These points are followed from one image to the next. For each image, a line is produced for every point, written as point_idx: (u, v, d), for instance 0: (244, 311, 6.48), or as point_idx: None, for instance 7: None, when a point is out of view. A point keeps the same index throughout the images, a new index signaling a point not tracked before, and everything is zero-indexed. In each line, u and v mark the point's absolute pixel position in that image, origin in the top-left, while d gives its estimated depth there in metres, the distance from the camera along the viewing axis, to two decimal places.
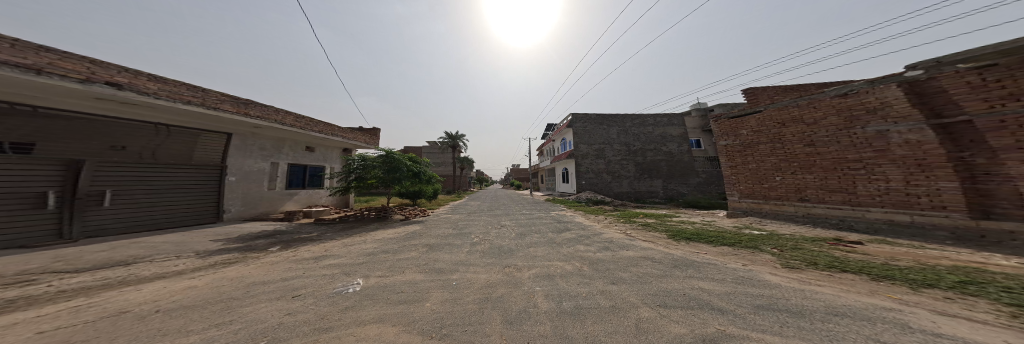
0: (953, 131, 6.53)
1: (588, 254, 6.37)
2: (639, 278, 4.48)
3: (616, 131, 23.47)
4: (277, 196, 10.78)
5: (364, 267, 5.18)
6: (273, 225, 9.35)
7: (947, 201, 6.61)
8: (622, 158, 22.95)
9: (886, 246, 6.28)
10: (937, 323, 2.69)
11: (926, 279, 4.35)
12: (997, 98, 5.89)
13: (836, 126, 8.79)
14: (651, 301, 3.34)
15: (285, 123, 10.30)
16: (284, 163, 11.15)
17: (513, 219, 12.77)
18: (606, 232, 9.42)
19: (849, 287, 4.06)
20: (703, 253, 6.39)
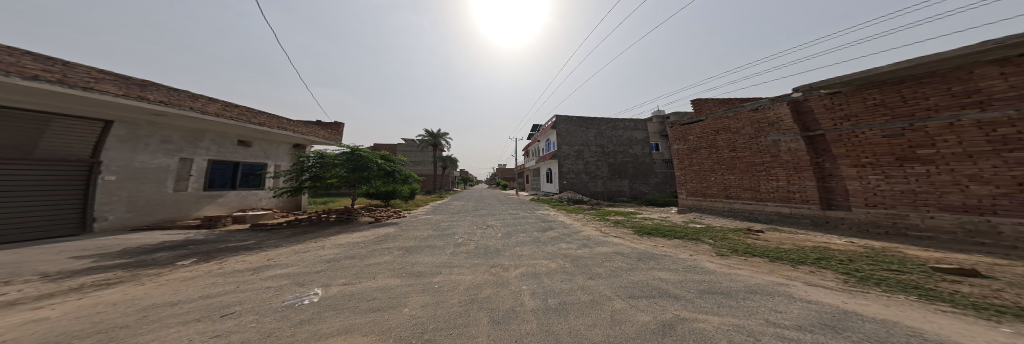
0: (816, 142, 8.41)
1: (570, 251, 6.56)
2: (612, 273, 4.81)
3: (594, 134, 24.84)
4: (187, 198, 9.13)
5: (322, 276, 4.53)
6: (183, 233, 7.87)
7: (809, 197, 8.45)
8: (597, 159, 24.37)
9: (778, 233, 7.80)
10: (813, 292, 3.50)
11: (798, 258, 5.57)
12: (839, 118, 7.68)
13: (749, 135, 10.45)
14: (626, 295, 3.62)
15: (204, 111, 8.73)
16: (200, 159, 9.44)
17: (501, 219, 12.62)
18: (584, 230, 9.83)
19: (758, 268, 5.00)
20: (660, 246, 7.13)
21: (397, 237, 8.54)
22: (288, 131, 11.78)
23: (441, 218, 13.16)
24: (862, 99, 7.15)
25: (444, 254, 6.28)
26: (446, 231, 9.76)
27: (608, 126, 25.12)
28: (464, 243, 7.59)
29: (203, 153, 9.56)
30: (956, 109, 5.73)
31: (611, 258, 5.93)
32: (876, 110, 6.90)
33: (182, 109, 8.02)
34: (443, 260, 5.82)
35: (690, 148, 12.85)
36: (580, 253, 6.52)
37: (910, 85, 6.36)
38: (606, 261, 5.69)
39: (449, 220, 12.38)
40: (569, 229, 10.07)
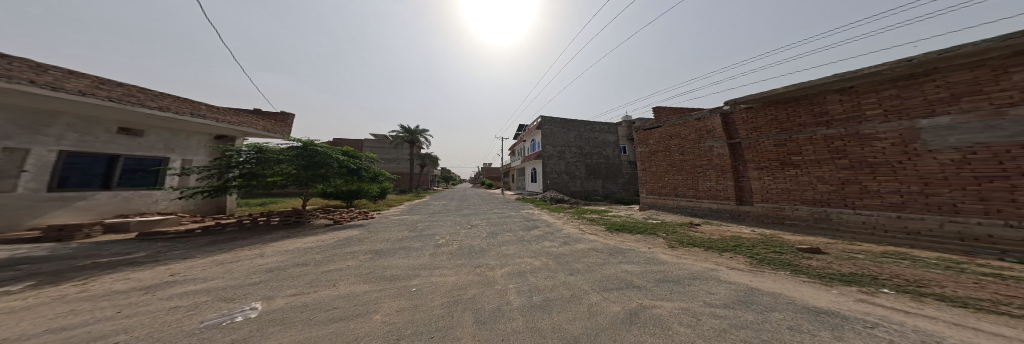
0: (736, 149, 9.86)
1: (552, 248, 5.95)
2: (595, 264, 4.74)
3: (575, 134, 25.44)
4: (17, 202, 6.11)
5: (265, 285, 2.99)
6: (25, 240, 5.61)
7: (724, 193, 9.95)
8: (575, 158, 24.90)
9: (713, 225, 8.46)
10: (761, 278, 3.77)
11: (728, 246, 5.99)
12: (751, 129, 8.26)
13: (692, 141, 11.31)
14: (608, 284, 3.63)
15: (58, 86, 5.85)
16: (40, 148, 6.43)
17: (485, 215, 11.78)
18: (563, 228, 9.04)
19: (693, 256, 5.41)
20: (626, 241, 7.01)
21: (359, 231, 7.35)
22: (207, 119, 8.98)
23: (417, 213, 11.88)
24: (770, 114, 7.73)
25: (422, 248, 5.52)
26: (419, 224, 8.70)
27: (588, 128, 25.88)
28: (443, 238, 6.88)
29: (50, 142, 6.60)
30: (811, 126, 6.81)
31: (596, 251, 5.80)
32: (779, 125, 7.54)
33: (15, 83, 5.21)
34: (421, 252, 5.23)
35: (651, 152, 12.78)
36: (571, 246, 6.34)
37: (800, 105, 7.08)
38: (591, 254, 5.55)
39: (432, 215, 11.22)
40: (556, 224, 9.75)
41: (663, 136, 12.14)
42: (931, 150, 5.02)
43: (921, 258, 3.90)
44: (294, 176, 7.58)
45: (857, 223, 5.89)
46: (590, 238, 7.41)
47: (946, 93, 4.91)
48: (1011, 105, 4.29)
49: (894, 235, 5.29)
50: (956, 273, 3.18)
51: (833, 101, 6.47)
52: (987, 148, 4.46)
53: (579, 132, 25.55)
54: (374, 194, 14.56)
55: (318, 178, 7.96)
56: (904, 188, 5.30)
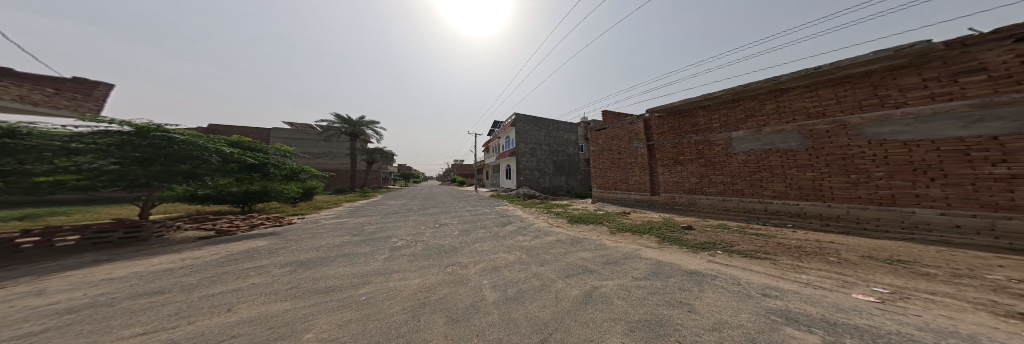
0: None
1: (524, 242, 5.49)
2: (557, 250, 4.86)
3: (546, 131, 24.31)
4: None
5: (72, 334, 1.86)
6: None
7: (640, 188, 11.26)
8: (545, 154, 23.66)
9: (642, 212, 9.07)
10: (684, 251, 4.47)
11: (649, 229, 6.52)
12: (656, 134, 9.49)
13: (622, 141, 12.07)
14: (568, 265, 3.87)
15: None
16: None
17: (455, 213, 10.18)
18: (533, 221, 8.49)
19: (631, 239, 5.66)
20: (582, 230, 6.89)
21: (266, 240, 5.47)
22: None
23: (358, 215, 9.51)
24: (667, 123, 9.05)
25: (375, 245, 4.71)
26: (361, 228, 6.93)
27: (557, 126, 25.01)
28: (403, 234, 5.97)
29: None
30: (689, 134, 8.37)
31: (566, 239, 5.86)
32: (673, 131, 8.89)
33: None
34: (374, 248, 4.52)
35: (597, 151, 12.68)
36: (545, 235, 6.36)
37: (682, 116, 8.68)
38: (556, 241, 5.58)
39: (383, 217, 9.06)
40: (532, 218, 9.24)
41: (607, 136, 12.02)
42: (736, 153, 7.22)
43: (733, 226, 5.84)
44: (119, 174, 5.07)
45: (705, 206, 7.82)
46: (566, 228, 7.35)
47: (743, 114, 7.09)
48: (764, 125, 6.63)
49: (718, 213, 7.44)
50: (746, 236, 4.84)
51: (703, 112, 8.04)
52: (754, 153, 6.81)
53: (550, 128, 24.52)
54: (297, 192, 11.92)
55: (171, 176, 5.78)
56: (721, 179, 7.52)
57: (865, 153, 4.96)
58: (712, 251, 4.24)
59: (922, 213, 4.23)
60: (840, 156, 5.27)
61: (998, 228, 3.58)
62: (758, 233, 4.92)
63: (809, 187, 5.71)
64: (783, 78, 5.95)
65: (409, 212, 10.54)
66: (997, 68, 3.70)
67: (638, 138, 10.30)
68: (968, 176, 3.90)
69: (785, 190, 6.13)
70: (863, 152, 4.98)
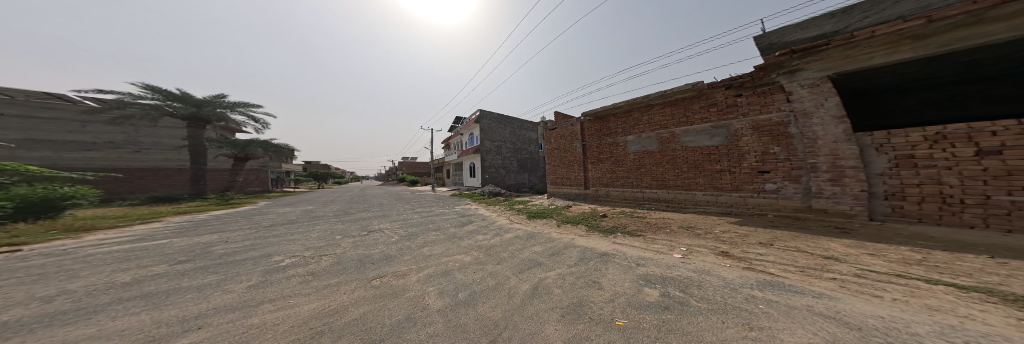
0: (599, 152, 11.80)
1: (484, 241, 5.08)
2: (502, 246, 4.81)
3: (509, 126, 23.15)
4: None
5: None
6: None
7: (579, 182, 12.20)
8: (507, 150, 22.47)
9: (579, 204, 9.77)
10: (617, 235, 5.13)
11: (581, 217, 7.33)
12: (584, 136, 10.48)
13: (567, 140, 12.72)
14: (503, 258, 3.96)
15: None
16: None
17: (404, 217, 8.61)
18: (494, 217, 8.08)
19: (580, 229, 6.14)
20: (541, 224, 6.97)
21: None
22: None
23: (237, 230, 6.63)
24: (590, 127, 10.17)
25: (258, 264, 3.55)
26: (244, 244, 5.01)
27: (521, 123, 24.07)
28: (314, 248, 4.71)
29: None
30: (602, 137, 9.68)
31: (514, 233, 5.87)
32: (594, 133, 10.04)
33: None
34: (256, 267, 3.40)
35: (547, 150, 12.42)
36: (504, 231, 6.11)
37: (599, 121, 9.80)
38: (505, 237, 5.49)
39: (284, 230, 6.68)
40: (493, 214, 8.76)
41: (555, 135, 11.96)
42: (629, 153, 8.71)
43: (630, 212, 7.37)
44: None
45: (615, 196, 9.15)
46: (532, 222, 7.20)
47: (636, 121, 8.49)
48: (641, 132, 8.31)
49: (620, 202, 8.94)
50: (636, 219, 6.26)
51: (617, 119, 9.08)
52: (638, 154, 8.39)
53: (513, 124, 23.41)
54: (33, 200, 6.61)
55: None
56: (620, 175, 9.00)
57: (686, 156, 7.12)
58: (614, 234, 5.23)
59: (699, 194, 6.79)
60: (673, 157, 7.40)
61: (719, 202, 6.42)
62: (641, 217, 6.41)
63: (662, 180, 7.68)
64: (651, 96, 7.81)
65: (330, 220, 8.27)
66: (720, 103, 6.49)
67: (576, 138, 10.76)
68: (711, 171, 6.59)
69: (653, 183, 7.95)
70: (681, 154, 7.23)
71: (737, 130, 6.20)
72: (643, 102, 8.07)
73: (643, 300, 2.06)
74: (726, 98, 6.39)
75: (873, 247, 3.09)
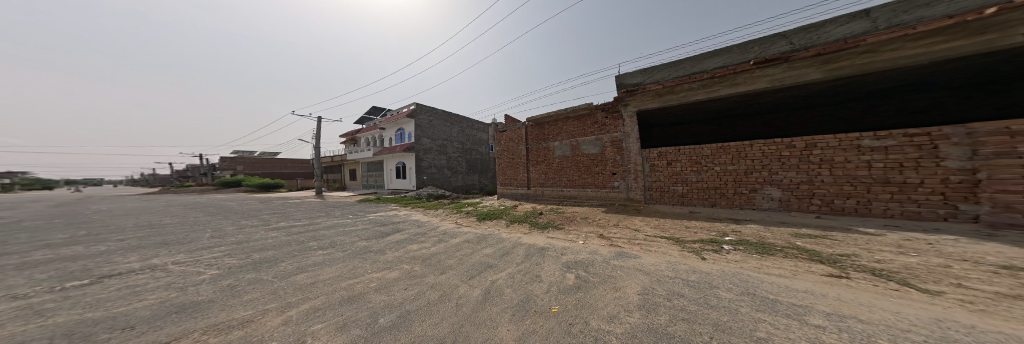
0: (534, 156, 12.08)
1: (421, 251, 4.33)
2: (437, 250, 4.43)
3: (455, 125, 22.02)
4: None
5: None
6: None
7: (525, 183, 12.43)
8: (450, 150, 21.19)
9: (525, 202, 9.93)
10: (563, 231, 5.31)
11: (524, 216, 7.37)
12: (519, 141, 10.92)
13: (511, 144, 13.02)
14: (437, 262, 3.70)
15: None
16: None
17: (312, 224, 6.85)
18: (438, 222, 7.25)
19: (525, 226, 6.24)
20: (490, 223, 6.68)
21: None
22: None
23: None
24: (524, 133, 10.71)
25: (13, 298, 2.14)
26: None
27: (470, 124, 23.31)
28: (147, 267, 3.22)
29: None
30: (533, 143, 10.36)
31: (451, 237, 5.47)
32: (527, 138, 10.61)
33: None
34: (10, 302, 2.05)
35: (496, 152, 11.94)
36: (445, 236, 5.65)
37: (532, 128, 10.46)
38: (440, 243, 5.04)
39: (61, 255, 4.06)
40: (432, 219, 8.06)
41: (502, 138, 11.62)
42: (554, 158, 9.60)
43: (555, 209, 8.08)
44: None
45: (547, 195, 9.78)
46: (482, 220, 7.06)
47: (562, 129, 9.38)
48: (561, 140, 9.38)
49: (551, 200, 9.59)
50: (567, 214, 6.89)
51: (551, 126, 9.68)
52: (559, 159, 9.45)
53: (461, 124, 22.48)
54: None
55: None
56: (548, 177, 9.81)
57: (587, 162, 8.53)
58: (547, 230, 5.64)
59: (591, 191, 8.37)
60: (582, 162, 8.66)
61: (602, 196, 8.09)
62: (562, 212, 7.37)
63: (576, 181, 8.83)
64: (565, 110, 9.07)
65: (168, 236, 5.57)
66: (599, 121, 8.27)
67: (520, 141, 10.86)
68: (594, 172, 8.31)
69: (569, 183, 9.05)
70: (586, 160, 8.57)
71: (609, 141, 8.02)
72: (571, 114, 9.00)
73: (565, 286, 2.36)
74: (603, 116, 8.19)
75: (700, 227, 4.70)
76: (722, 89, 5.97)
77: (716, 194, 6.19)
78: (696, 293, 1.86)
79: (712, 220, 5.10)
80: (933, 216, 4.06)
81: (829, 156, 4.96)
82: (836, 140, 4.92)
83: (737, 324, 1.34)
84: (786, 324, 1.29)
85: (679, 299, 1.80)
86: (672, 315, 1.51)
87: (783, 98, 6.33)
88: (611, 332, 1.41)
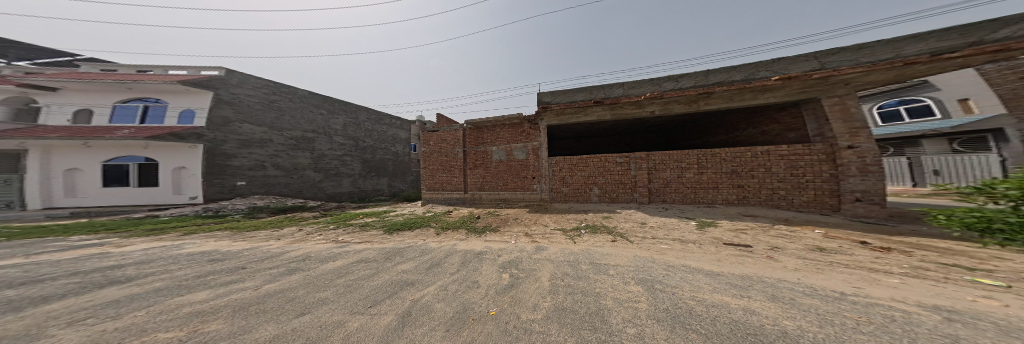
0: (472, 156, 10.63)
1: (322, 258, 3.30)
2: (299, 266, 2.98)
3: (336, 109, 13.93)
4: None
5: None
6: None
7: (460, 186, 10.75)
8: (320, 143, 12.99)
9: (460, 209, 9.00)
10: (502, 236, 4.94)
11: (455, 223, 6.38)
12: (455, 143, 10.17)
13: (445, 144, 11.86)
14: (332, 268, 2.83)
15: None
16: None
17: (67, 256, 3.88)
18: (326, 238, 4.90)
19: (454, 235, 5.23)
20: (412, 238, 4.91)
21: None
22: None
23: None
24: (462, 135, 10.07)
25: None
26: None
27: (373, 114, 15.66)
28: None
29: None
30: (470, 147, 9.89)
31: (321, 252, 3.74)
32: (464, 141, 10.04)
33: None
34: None
35: (426, 153, 10.55)
36: (315, 250, 3.86)
37: (471, 131, 9.96)
38: (290, 261, 3.23)
39: None
40: (266, 242, 4.63)
41: (435, 138, 10.42)
42: (492, 160, 9.44)
43: (491, 213, 7.89)
44: None
45: (484, 199, 9.48)
46: (388, 231, 5.44)
47: (498, 135, 9.38)
48: (500, 145, 9.27)
49: (488, 204, 9.37)
50: (505, 217, 6.90)
51: (488, 130, 9.55)
52: (495, 164, 9.38)
53: (344, 108, 14.30)
54: None
55: None
56: (482, 180, 9.60)
57: (519, 166, 8.97)
58: (485, 233, 5.40)
59: (519, 194, 8.84)
60: (519, 167, 8.95)
61: (528, 198, 8.72)
62: (498, 215, 7.43)
63: (510, 184, 9.06)
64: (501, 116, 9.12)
65: None
66: (528, 131, 8.85)
67: (457, 143, 10.11)
68: (523, 176, 8.83)
69: (504, 186, 9.15)
70: (521, 165, 8.92)
71: (535, 149, 8.70)
72: (507, 121, 9.18)
73: (501, 286, 2.34)
74: (529, 127, 8.84)
75: (588, 217, 5.96)
76: (579, 116, 7.83)
77: (562, 191, 8.17)
78: (576, 270, 2.62)
79: (606, 213, 6.41)
80: (625, 198, 7.31)
81: (606, 167, 7.55)
82: (604, 158, 7.59)
83: (609, 291, 2.02)
84: (602, 278, 2.35)
85: (566, 277, 2.45)
86: (570, 295, 1.95)
87: (587, 129, 9.33)
88: (536, 320, 1.55)
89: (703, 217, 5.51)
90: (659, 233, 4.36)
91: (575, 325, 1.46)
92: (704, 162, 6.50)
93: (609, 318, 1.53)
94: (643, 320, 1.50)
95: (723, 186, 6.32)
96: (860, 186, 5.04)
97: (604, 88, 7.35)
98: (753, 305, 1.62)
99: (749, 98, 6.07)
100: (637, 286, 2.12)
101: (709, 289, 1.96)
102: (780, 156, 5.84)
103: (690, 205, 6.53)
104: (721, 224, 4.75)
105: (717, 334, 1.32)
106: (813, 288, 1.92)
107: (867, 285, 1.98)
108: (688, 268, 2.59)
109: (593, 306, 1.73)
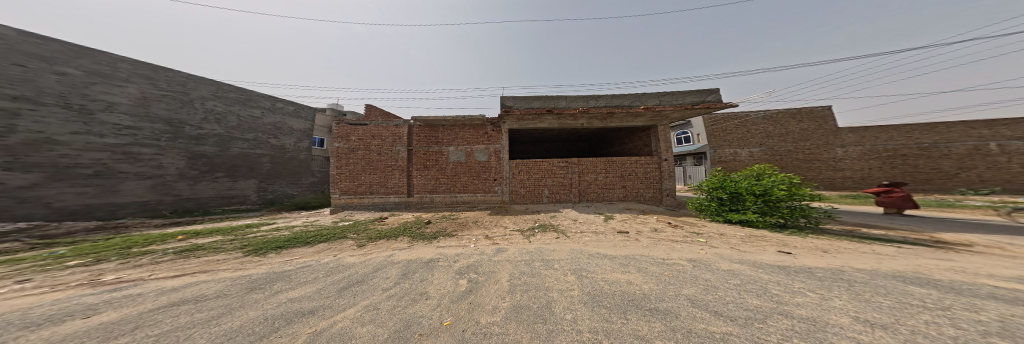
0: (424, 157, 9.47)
1: (154, 297, 2.19)
2: (89, 313, 1.88)
3: (130, 74, 8.41)
4: None
5: None
6: None
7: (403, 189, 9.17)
8: (44, 121, 6.73)
9: (401, 215, 7.79)
10: (446, 242, 4.58)
11: (392, 232, 5.42)
12: (396, 140, 8.84)
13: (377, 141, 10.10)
14: (113, 319, 1.76)
15: None
16: None
17: None
18: (174, 267, 3.27)
19: (372, 248, 4.33)
20: (324, 256, 3.84)
21: None
22: None
23: None
24: (411, 132, 8.96)
25: None
26: None
27: (241, 95, 11.10)
28: None
29: None
30: (417, 145, 8.83)
31: (49, 304, 2.11)
32: (410, 139, 8.92)
33: None
34: None
35: (347, 149, 8.70)
36: (14, 305, 2.10)
37: (423, 128, 8.95)
38: None
39: None
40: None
41: (364, 133, 8.80)
42: (450, 162, 8.71)
43: (447, 217, 7.24)
44: None
45: (437, 202, 8.59)
46: (249, 253, 3.90)
47: (457, 135, 8.79)
48: (461, 146, 8.69)
49: (444, 208, 8.55)
50: (450, 221, 6.48)
51: (445, 130, 8.81)
52: (456, 166, 8.66)
53: (160, 77, 9.08)
54: None
55: None
56: (431, 182, 8.70)
57: (484, 169, 8.60)
58: (440, 238, 4.92)
59: (480, 197, 8.48)
60: (480, 169, 8.60)
61: (488, 200, 8.49)
62: (454, 218, 6.86)
63: (469, 187, 8.54)
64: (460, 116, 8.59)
65: None
66: (490, 134, 8.69)
67: (400, 141, 8.83)
68: (482, 178, 8.54)
69: (461, 189, 8.57)
70: (481, 168, 8.59)
71: (496, 151, 8.59)
72: (468, 121, 8.72)
73: (457, 293, 2.18)
74: (491, 129, 8.71)
75: (541, 217, 6.41)
76: (529, 122, 8.37)
77: (514, 192, 8.48)
78: (526, 269, 2.75)
79: (554, 213, 6.92)
80: (563, 198, 8.24)
81: (553, 170, 8.30)
82: (549, 162, 8.34)
83: (551, 284, 2.24)
84: (550, 273, 2.57)
85: (521, 276, 2.55)
86: (526, 293, 2.05)
87: (541, 135, 10.11)
88: (495, 322, 1.55)
89: (608, 211, 6.88)
90: (585, 227, 5.16)
91: (529, 320, 1.55)
92: (604, 167, 8.14)
93: (553, 306, 1.74)
94: (575, 305, 1.74)
95: (617, 187, 8.06)
96: (670, 185, 7.93)
97: (553, 100, 8.26)
98: (655, 278, 2.08)
99: (630, 120, 8.07)
100: (572, 276, 2.43)
101: (628, 269, 2.42)
102: (640, 163, 8.07)
103: (602, 202, 8.01)
104: (618, 217, 5.99)
105: (618, 305, 1.67)
106: (677, 260, 2.61)
107: (714, 254, 2.86)
108: (607, 255, 3.07)
109: (542, 300, 1.88)
